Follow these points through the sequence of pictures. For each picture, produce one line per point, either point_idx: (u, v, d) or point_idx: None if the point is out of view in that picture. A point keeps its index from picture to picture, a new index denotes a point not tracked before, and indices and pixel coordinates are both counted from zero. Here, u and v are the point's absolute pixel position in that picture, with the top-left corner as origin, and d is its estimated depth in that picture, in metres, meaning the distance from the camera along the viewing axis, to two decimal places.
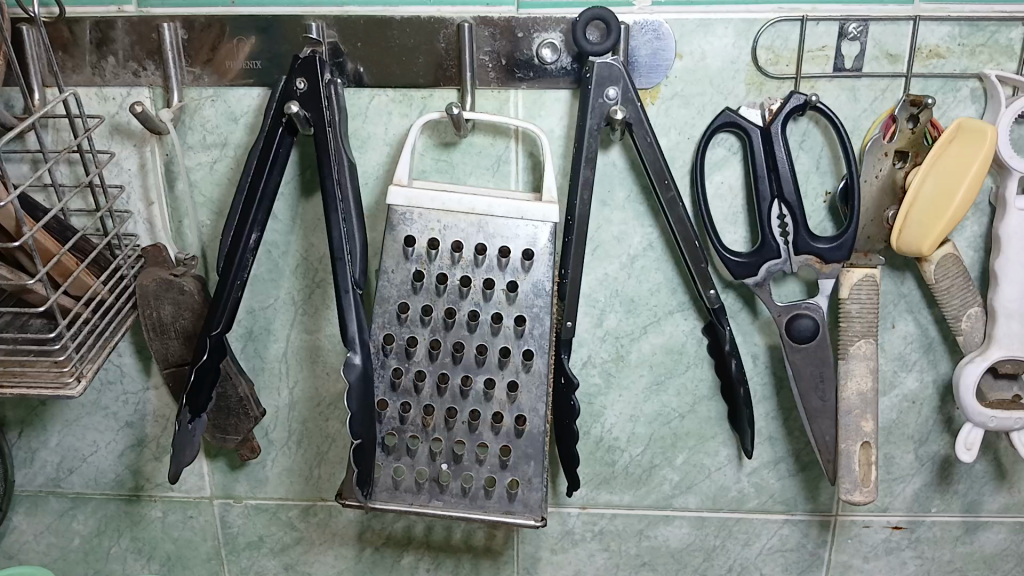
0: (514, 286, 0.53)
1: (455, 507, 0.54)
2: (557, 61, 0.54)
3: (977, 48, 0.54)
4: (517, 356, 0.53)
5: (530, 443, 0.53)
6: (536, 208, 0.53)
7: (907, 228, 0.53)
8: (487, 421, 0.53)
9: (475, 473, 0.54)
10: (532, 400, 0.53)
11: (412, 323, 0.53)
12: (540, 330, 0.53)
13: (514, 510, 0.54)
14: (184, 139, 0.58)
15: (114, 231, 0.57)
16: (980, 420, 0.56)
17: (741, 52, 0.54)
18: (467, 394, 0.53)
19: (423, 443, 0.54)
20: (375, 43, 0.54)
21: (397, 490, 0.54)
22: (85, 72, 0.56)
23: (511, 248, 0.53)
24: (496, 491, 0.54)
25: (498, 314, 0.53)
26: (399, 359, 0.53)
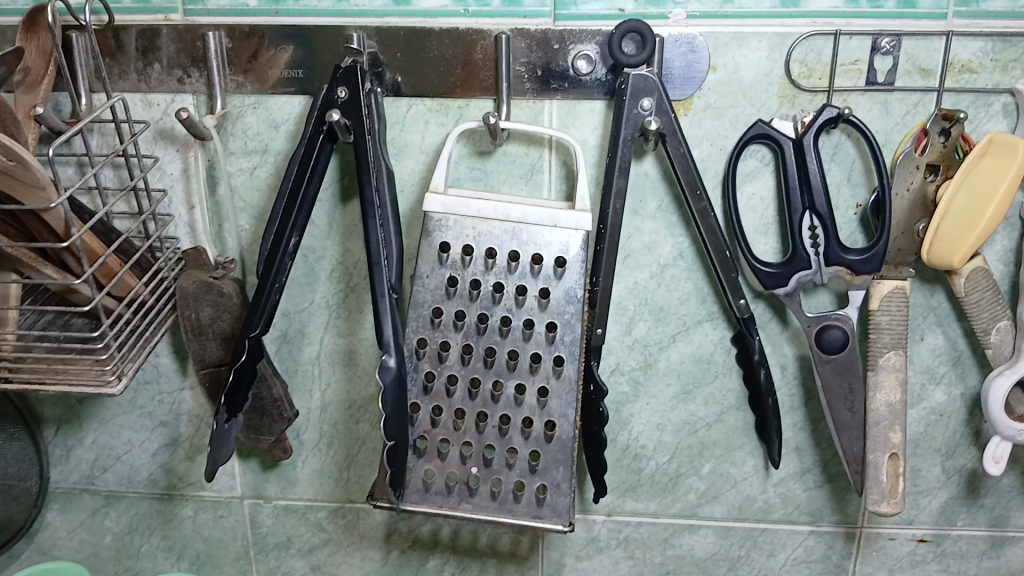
0: (546, 293, 0.53)
1: (485, 510, 0.55)
2: (592, 73, 0.55)
3: (1010, 64, 0.54)
4: (549, 362, 0.54)
5: (559, 448, 0.54)
6: (572, 216, 0.53)
7: (938, 241, 0.54)
8: (517, 424, 0.54)
9: (504, 477, 0.55)
10: (562, 406, 0.54)
11: (446, 327, 0.54)
12: (571, 336, 0.54)
13: (542, 515, 0.54)
14: (226, 145, 0.60)
15: (156, 234, 0.58)
16: (1008, 433, 0.56)
17: (774, 65, 0.55)
18: (499, 399, 0.54)
19: (455, 447, 0.55)
20: (414, 53, 0.56)
21: (428, 494, 0.55)
22: (131, 78, 0.58)
23: (544, 255, 0.54)
24: (525, 495, 0.54)
25: (531, 321, 0.54)
26: (432, 363, 0.54)
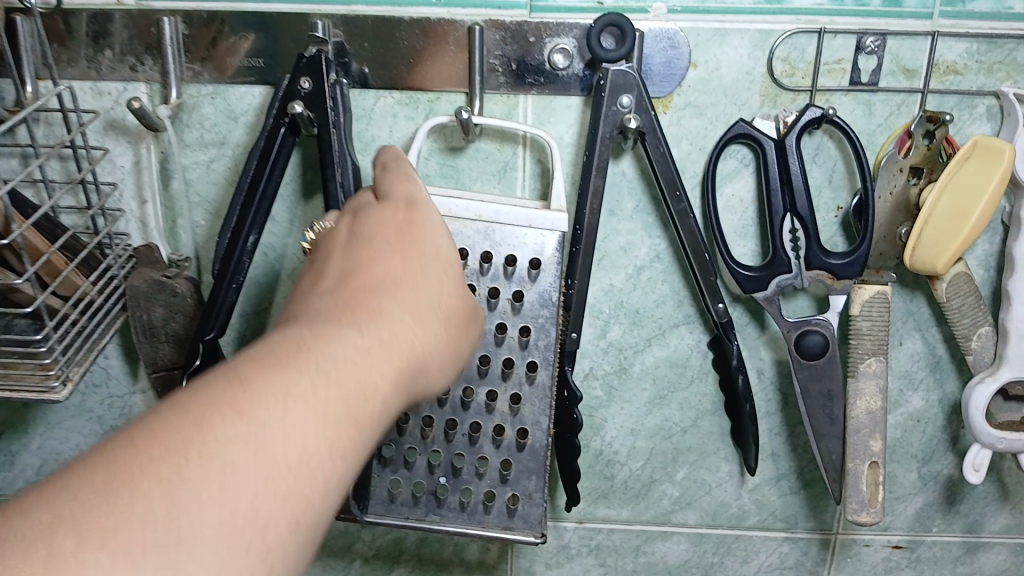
0: (520, 295, 0.51)
1: (453, 521, 0.53)
2: (569, 68, 0.53)
3: (995, 66, 0.53)
4: (521, 368, 0.52)
5: (532, 457, 0.52)
6: (546, 215, 0.51)
7: (921, 245, 0.53)
8: (488, 432, 0.52)
9: (474, 486, 0.53)
10: (534, 413, 0.52)
11: None
12: (545, 341, 0.51)
13: (514, 526, 0.53)
14: (181, 137, 0.56)
15: (106, 230, 0.55)
16: (989, 441, 0.55)
17: (757, 62, 0.53)
18: (469, 406, 0.52)
19: (422, 457, 0.53)
20: (382, 43, 0.53)
21: (393, 505, 0.53)
22: (80, 65, 0.54)
23: (517, 257, 0.51)
24: (496, 506, 0.53)
25: (503, 325, 0.51)
26: None
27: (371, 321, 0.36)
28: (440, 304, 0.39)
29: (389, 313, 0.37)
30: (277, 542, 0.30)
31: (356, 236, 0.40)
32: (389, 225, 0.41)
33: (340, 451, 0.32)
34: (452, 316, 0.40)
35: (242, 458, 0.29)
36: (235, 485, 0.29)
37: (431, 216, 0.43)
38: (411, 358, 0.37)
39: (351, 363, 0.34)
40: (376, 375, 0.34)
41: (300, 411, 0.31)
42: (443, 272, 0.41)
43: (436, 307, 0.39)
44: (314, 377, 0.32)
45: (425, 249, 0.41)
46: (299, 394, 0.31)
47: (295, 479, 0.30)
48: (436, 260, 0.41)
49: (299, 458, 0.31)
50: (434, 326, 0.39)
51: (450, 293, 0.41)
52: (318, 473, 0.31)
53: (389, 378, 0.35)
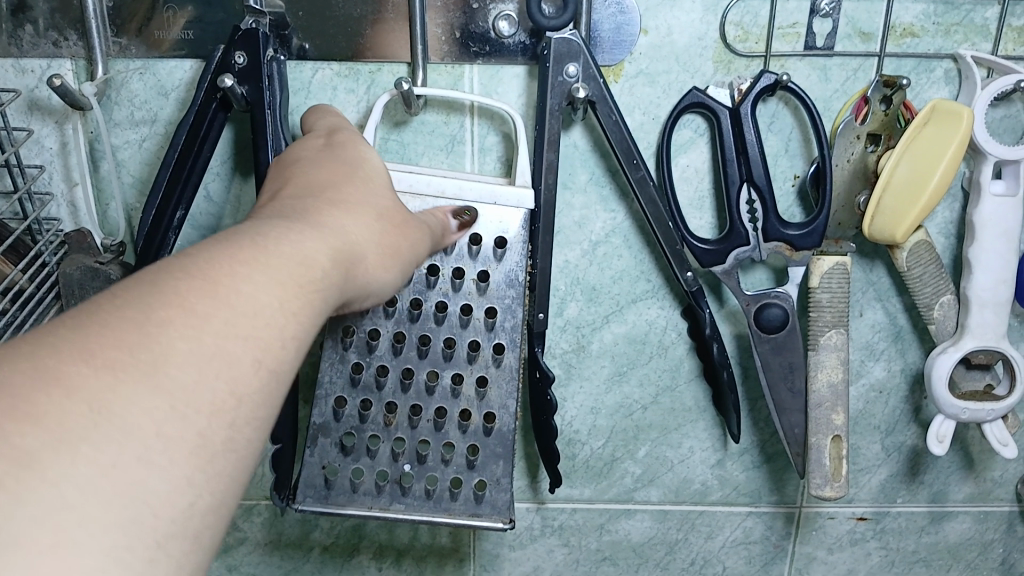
0: (485, 275, 0.50)
1: (419, 510, 0.50)
2: (514, 35, 0.51)
3: (952, 28, 0.52)
4: (488, 350, 0.50)
5: (499, 442, 0.50)
6: (511, 194, 0.49)
7: (880, 213, 0.51)
8: (454, 417, 0.50)
9: (439, 474, 0.50)
10: (501, 396, 0.50)
11: (375, 314, 0.50)
12: (511, 322, 0.50)
13: (481, 513, 0.50)
14: (110, 115, 0.54)
15: (34, 214, 0.52)
16: (952, 412, 0.54)
17: (709, 27, 0.51)
18: (433, 390, 0.50)
19: (386, 443, 0.50)
20: (318, 13, 0.51)
21: (354, 496, 0.50)
22: (0, 41, 0.52)
23: (482, 236, 0.49)
24: (463, 493, 0.50)
25: (469, 307, 0.50)
26: (359, 354, 0.50)
27: (311, 210, 0.36)
28: (382, 204, 0.39)
29: (331, 205, 0.37)
30: (241, 381, 0.29)
31: (301, 167, 0.41)
32: (326, 151, 0.42)
33: (293, 309, 0.31)
34: (398, 218, 0.40)
35: (205, 300, 0.29)
36: (216, 329, 0.29)
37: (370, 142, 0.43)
38: (356, 238, 0.36)
39: (296, 235, 0.33)
40: (325, 246, 0.34)
41: (255, 269, 0.31)
42: (381, 177, 0.41)
43: (379, 207, 0.39)
44: (260, 242, 0.32)
45: (367, 161, 0.41)
46: (248, 255, 0.31)
47: (253, 325, 0.30)
48: (375, 171, 0.41)
49: (255, 309, 0.30)
50: (379, 216, 0.39)
51: (393, 194, 0.41)
52: (278, 323, 0.31)
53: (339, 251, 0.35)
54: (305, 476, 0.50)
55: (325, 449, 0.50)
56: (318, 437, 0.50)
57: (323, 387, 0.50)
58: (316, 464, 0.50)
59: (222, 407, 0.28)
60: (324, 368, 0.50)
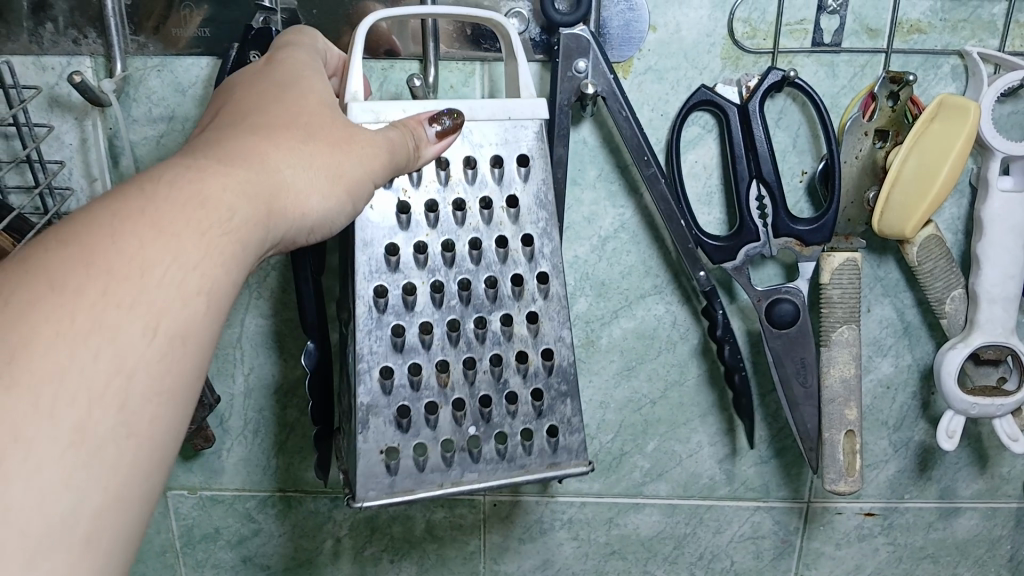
0: (513, 200, 0.44)
1: (495, 473, 0.45)
2: (525, 32, 0.52)
3: (960, 24, 0.52)
4: (533, 282, 0.45)
5: (563, 378, 0.46)
6: (523, 104, 0.44)
7: (888, 210, 0.51)
8: (512, 364, 0.45)
9: (509, 428, 0.45)
10: (554, 330, 0.45)
11: (407, 266, 0.43)
12: (551, 247, 0.45)
13: (558, 461, 0.46)
14: (128, 112, 0.55)
15: (54, 209, 0.53)
16: (961, 407, 0.54)
17: (717, 24, 0.52)
18: (483, 340, 0.45)
19: (444, 409, 0.45)
20: (331, 10, 0.51)
21: (421, 477, 0.45)
22: (21, 39, 0.53)
23: (502, 156, 0.44)
24: (536, 443, 0.46)
25: (503, 238, 0.44)
26: (397, 314, 0.43)
27: (218, 145, 0.34)
28: (308, 128, 0.37)
29: (239, 139, 0.35)
30: (132, 353, 0.28)
31: (220, 99, 0.40)
32: (250, 78, 0.40)
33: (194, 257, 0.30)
34: (334, 137, 0.38)
35: (85, 268, 0.28)
36: (99, 307, 0.28)
37: (298, 63, 0.42)
38: (270, 168, 0.35)
39: (193, 176, 0.32)
40: (227, 181, 0.33)
41: (141, 232, 0.29)
42: (307, 100, 0.39)
43: (303, 132, 0.37)
44: (148, 191, 0.31)
45: (292, 84, 0.40)
46: (133, 207, 0.30)
47: (147, 283, 0.29)
48: (301, 93, 0.39)
49: (147, 264, 0.29)
50: (302, 140, 0.37)
51: (325, 114, 0.39)
52: (174, 277, 0.30)
53: (246, 184, 0.33)
54: (366, 468, 0.44)
55: (380, 431, 0.44)
56: (370, 419, 0.44)
57: (364, 361, 0.43)
58: (374, 449, 0.44)
59: (108, 391, 0.28)
60: (361, 341, 0.43)
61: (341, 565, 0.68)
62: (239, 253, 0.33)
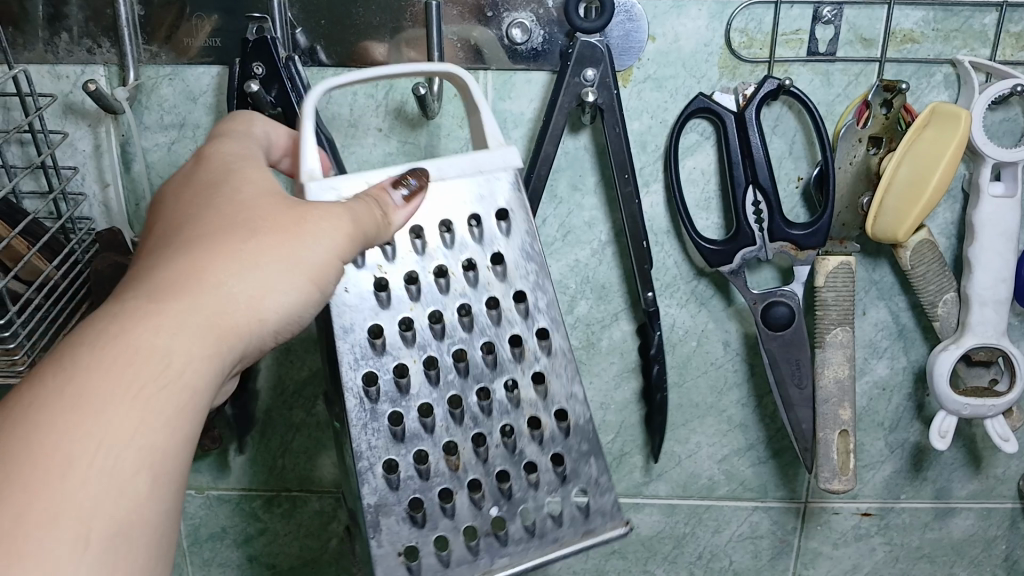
0: (498, 257, 0.43)
1: (524, 554, 0.44)
2: (528, 42, 0.53)
3: (952, 34, 0.53)
4: (533, 340, 0.43)
5: (582, 437, 0.44)
6: (492, 155, 0.42)
7: (882, 215, 0.53)
8: (523, 432, 0.43)
9: (532, 503, 0.44)
10: (565, 388, 0.44)
11: (396, 346, 0.42)
12: (547, 299, 0.44)
13: (593, 527, 0.45)
14: (140, 119, 0.56)
15: (68, 214, 0.55)
16: (954, 408, 0.55)
17: (714, 34, 0.53)
18: (490, 411, 0.43)
19: (460, 493, 0.43)
20: (338, 20, 0.53)
21: (445, 571, 0.43)
22: (36, 48, 0.54)
23: (480, 212, 0.42)
24: (564, 512, 0.44)
25: (495, 300, 0.43)
26: (393, 402, 0.42)
27: (155, 280, 0.36)
28: (249, 229, 0.38)
29: (175, 266, 0.36)
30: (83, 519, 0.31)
31: (171, 202, 0.41)
32: (190, 185, 0.41)
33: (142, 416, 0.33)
34: (281, 225, 0.38)
35: (38, 468, 0.31)
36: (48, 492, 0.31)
37: (233, 152, 0.42)
38: (209, 293, 0.36)
39: (129, 330, 0.34)
40: (164, 328, 0.34)
41: (77, 414, 0.32)
42: (246, 197, 0.39)
43: (243, 237, 0.37)
44: (85, 364, 0.33)
45: (227, 183, 0.40)
46: (72, 386, 0.33)
47: (100, 449, 0.32)
48: (236, 190, 0.40)
49: (100, 434, 0.32)
50: (243, 247, 0.37)
51: (268, 206, 0.39)
52: (113, 438, 0.33)
53: (185, 324, 0.35)
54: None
55: (394, 530, 0.42)
56: (381, 519, 0.42)
57: (364, 460, 0.41)
58: (392, 552, 0.42)
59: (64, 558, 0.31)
60: (358, 437, 0.41)
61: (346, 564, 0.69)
62: (194, 387, 0.35)
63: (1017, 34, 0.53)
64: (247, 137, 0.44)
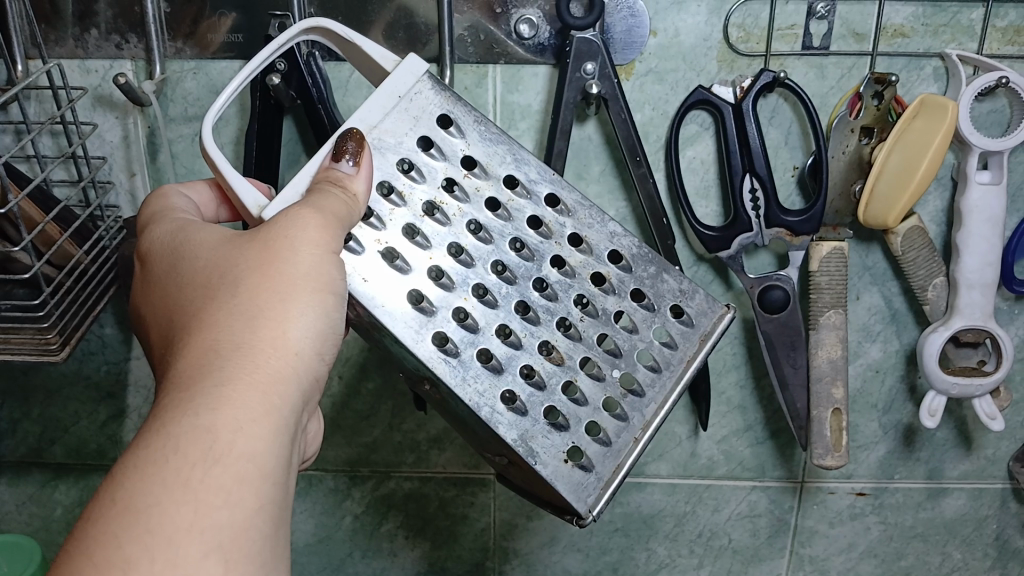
0: (470, 160, 0.44)
1: (665, 391, 0.48)
2: (535, 37, 0.56)
3: (940, 29, 0.56)
4: (549, 210, 0.45)
5: (644, 261, 0.47)
6: (397, 77, 0.43)
7: (874, 201, 0.55)
8: (596, 294, 0.46)
9: (646, 341, 0.47)
10: (602, 233, 0.46)
11: (447, 289, 0.43)
12: (535, 169, 0.45)
13: (704, 329, 0.48)
14: (166, 111, 0.59)
15: (97, 201, 0.57)
16: (943, 388, 0.58)
17: (713, 29, 0.55)
18: (556, 295, 0.45)
19: (579, 376, 0.46)
20: (355, 17, 0.55)
21: (612, 449, 0.46)
22: (67, 44, 0.57)
23: (430, 135, 0.43)
24: (673, 333, 0.48)
25: (494, 199, 0.45)
26: (473, 339, 0.43)
27: (176, 379, 0.36)
28: (233, 282, 0.39)
29: (190, 357, 0.37)
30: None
31: (161, 319, 0.43)
32: (181, 282, 0.42)
33: (225, 485, 0.33)
34: (279, 274, 0.39)
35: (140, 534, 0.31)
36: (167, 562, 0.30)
37: (166, 233, 0.44)
38: (231, 355, 0.37)
39: (176, 421, 0.34)
40: (210, 404, 0.35)
41: (161, 492, 0.32)
42: (209, 259, 0.41)
43: (231, 293, 0.39)
44: (142, 455, 0.33)
45: (185, 268, 0.42)
46: (137, 498, 0.31)
47: (202, 533, 0.32)
48: (195, 258, 0.42)
49: (197, 517, 0.32)
50: (238, 300, 0.39)
51: (235, 251, 0.40)
52: (206, 498, 0.32)
53: (225, 392, 0.35)
54: (570, 486, 0.45)
55: (552, 443, 0.45)
56: (533, 445, 0.44)
57: (485, 407, 0.43)
58: (560, 463, 0.45)
59: None
60: (467, 394, 0.43)
61: (359, 541, 0.72)
62: (266, 441, 0.35)
63: (1002, 28, 0.56)
64: (169, 210, 0.46)
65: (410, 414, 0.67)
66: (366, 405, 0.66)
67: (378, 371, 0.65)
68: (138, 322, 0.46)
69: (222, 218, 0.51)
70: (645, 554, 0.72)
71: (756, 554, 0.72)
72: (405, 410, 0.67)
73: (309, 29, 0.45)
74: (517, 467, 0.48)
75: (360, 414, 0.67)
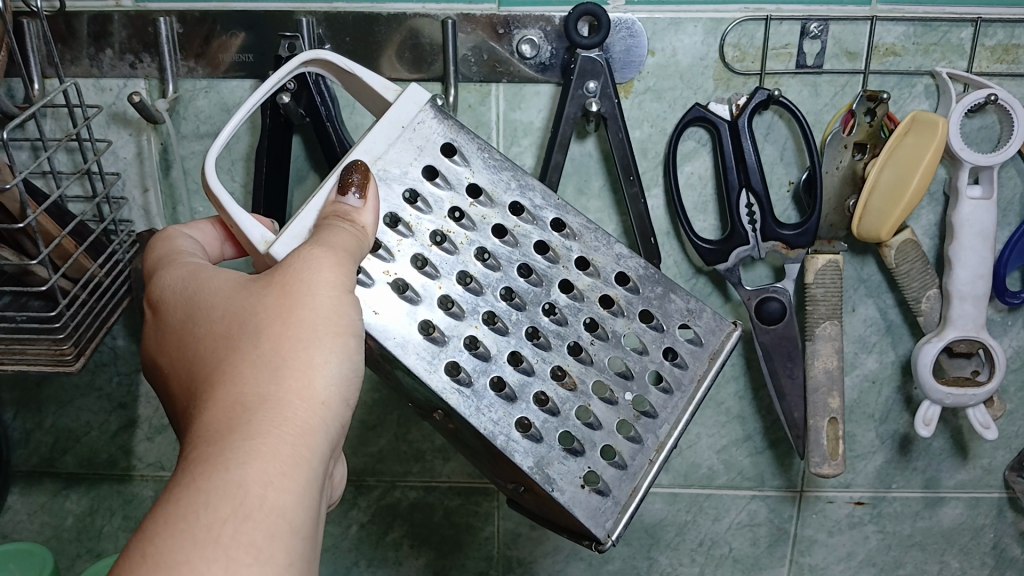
0: (477, 189, 0.46)
1: (677, 410, 0.49)
2: (536, 56, 0.57)
3: (931, 47, 0.57)
4: (556, 235, 0.47)
5: (648, 284, 0.48)
6: (400, 108, 0.44)
7: (867, 216, 0.57)
8: (605, 318, 0.48)
9: (656, 363, 0.48)
10: (609, 255, 0.48)
11: (457, 318, 0.44)
12: (538, 195, 0.47)
13: (713, 347, 0.50)
14: (178, 129, 0.61)
15: (111, 216, 0.59)
16: (937, 397, 0.59)
17: (709, 49, 0.57)
18: (566, 320, 0.47)
19: (592, 402, 0.47)
20: (362, 38, 0.57)
21: (628, 471, 0.48)
22: (83, 63, 0.59)
23: (435, 165, 0.45)
24: (683, 352, 0.49)
25: (500, 226, 0.46)
26: (483, 366, 0.44)
27: (204, 433, 0.37)
28: (255, 331, 0.40)
29: (217, 411, 0.38)
30: None
31: (180, 365, 0.44)
32: (200, 329, 0.43)
33: (256, 542, 0.34)
34: (302, 325, 0.40)
35: None
36: None
37: (177, 280, 0.45)
38: (258, 408, 0.38)
39: (206, 476, 0.35)
40: (239, 459, 0.36)
41: (192, 550, 0.32)
42: (226, 307, 0.42)
43: (254, 343, 0.40)
44: (173, 512, 0.34)
45: (202, 313, 0.43)
46: (166, 558, 0.32)
47: None
48: (211, 306, 0.43)
49: (227, 574, 0.33)
50: (261, 351, 0.40)
51: (254, 298, 0.41)
52: (236, 556, 0.33)
53: (255, 446, 0.36)
54: (588, 511, 0.46)
55: (568, 469, 0.46)
56: (550, 471, 0.45)
57: (500, 436, 0.44)
58: (578, 488, 0.46)
59: None
60: (481, 422, 0.44)
61: (365, 550, 0.73)
62: (293, 494, 0.36)
63: (991, 47, 0.57)
64: (180, 253, 0.48)
65: (415, 425, 0.68)
66: (372, 416, 0.68)
67: (383, 383, 0.66)
68: (153, 368, 0.47)
69: (226, 253, 0.52)
70: (647, 563, 0.73)
71: (757, 563, 0.73)
72: (410, 420, 0.68)
73: (308, 61, 0.46)
74: (533, 492, 0.49)
75: (366, 424, 0.68)
